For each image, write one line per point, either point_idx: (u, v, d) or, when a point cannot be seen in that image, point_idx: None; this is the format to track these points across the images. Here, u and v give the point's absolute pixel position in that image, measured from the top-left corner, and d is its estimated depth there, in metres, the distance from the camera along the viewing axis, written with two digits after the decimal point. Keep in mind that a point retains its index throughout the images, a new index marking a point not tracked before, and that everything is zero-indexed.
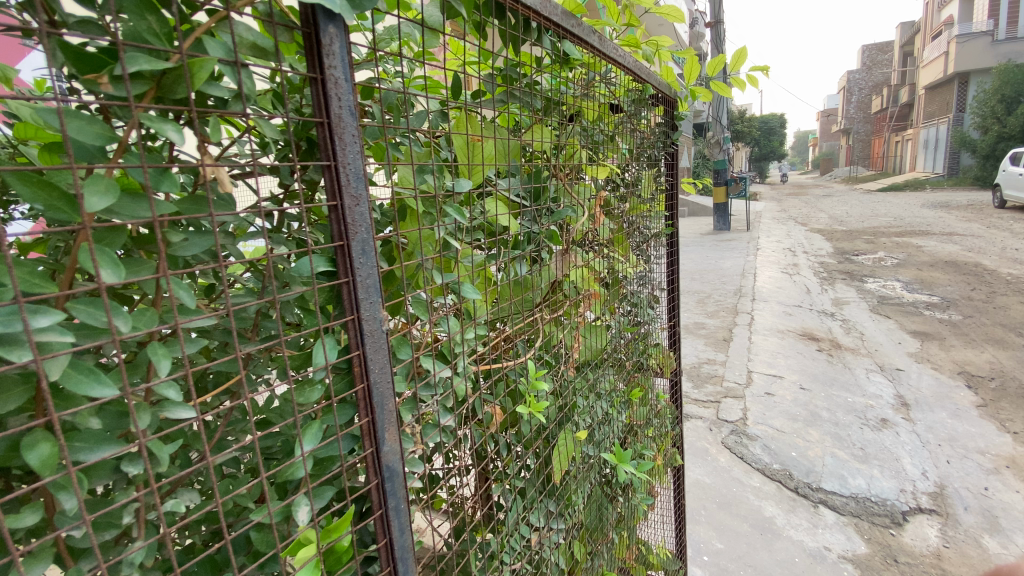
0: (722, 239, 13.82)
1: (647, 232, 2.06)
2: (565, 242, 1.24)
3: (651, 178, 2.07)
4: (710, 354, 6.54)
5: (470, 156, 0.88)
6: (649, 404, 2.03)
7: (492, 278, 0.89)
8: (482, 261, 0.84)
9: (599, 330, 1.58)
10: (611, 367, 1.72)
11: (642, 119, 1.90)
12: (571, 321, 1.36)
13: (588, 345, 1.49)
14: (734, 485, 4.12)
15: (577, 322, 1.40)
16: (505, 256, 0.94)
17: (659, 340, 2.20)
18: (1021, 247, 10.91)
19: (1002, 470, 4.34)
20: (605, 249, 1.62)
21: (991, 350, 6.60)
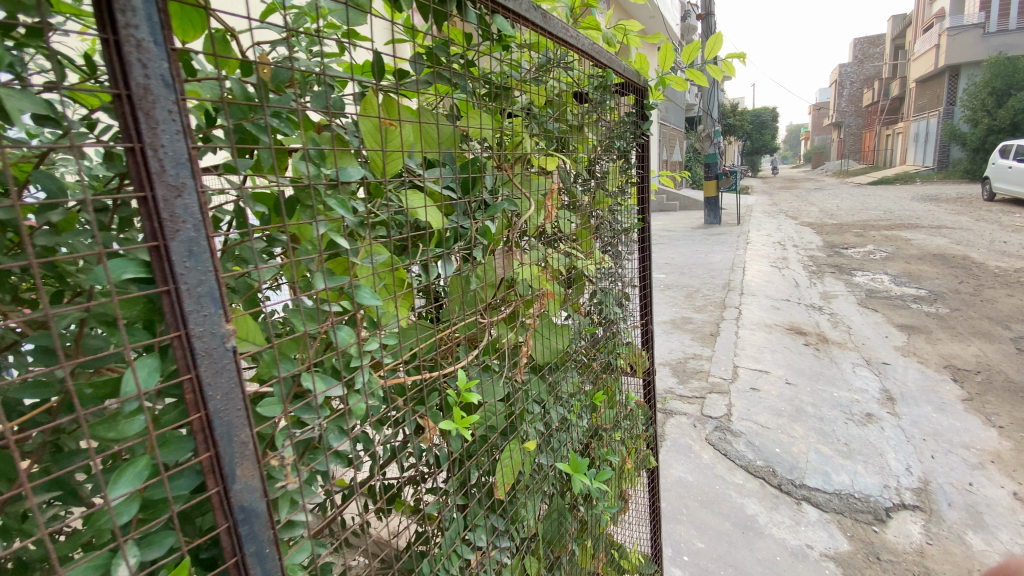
0: (713, 233, 13.77)
1: (615, 225, 1.99)
2: (509, 237, 1.13)
3: (621, 170, 2.00)
4: (697, 349, 6.49)
5: (382, 143, 0.77)
6: (618, 406, 1.94)
7: (407, 280, 0.79)
8: (390, 259, 0.73)
9: (559, 330, 1.49)
10: (574, 367, 1.63)
11: (607, 107, 1.81)
12: (520, 322, 1.26)
13: (543, 346, 1.40)
14: (717, 482, 4.06)
15: (529, 323, 1.30)
16: (428, 253, 0.83)
17: (629, 338, 2.12)
18: (1008, 240, 10.95)
19: (986, 464, 4.32)
20: (563, 245, 1.53)
21: (977, 344, 6.59)
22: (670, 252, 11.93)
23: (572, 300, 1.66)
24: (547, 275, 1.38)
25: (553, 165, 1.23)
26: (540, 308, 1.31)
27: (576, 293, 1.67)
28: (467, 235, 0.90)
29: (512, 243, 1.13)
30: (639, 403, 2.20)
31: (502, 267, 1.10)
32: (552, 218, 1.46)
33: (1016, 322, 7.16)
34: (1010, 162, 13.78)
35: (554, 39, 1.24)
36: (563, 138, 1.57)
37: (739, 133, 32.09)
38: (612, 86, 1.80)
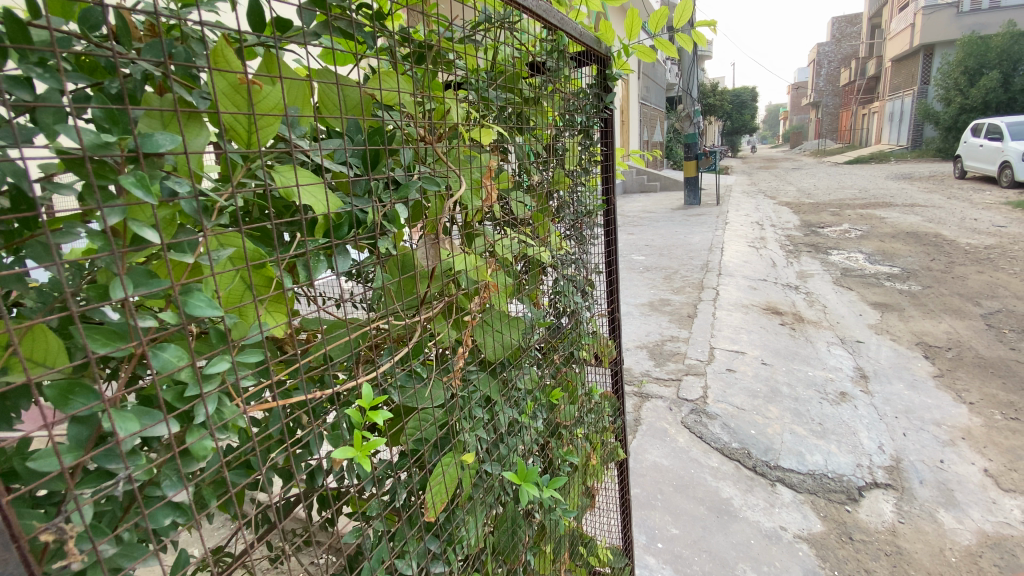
0: (692, 213, 13.71)
1: (578, 207, 1.85)
2: (435, 223, 0.98)
3: (583, 147, 1.85)
4: (674, 331, 6.44)
5: (244, 105, 0.63)
6: (579, 401, 1.82)
7: (277, 278, 0.62)
8: (242, 253, 0.58)
9: (512, 322, 1.36)
10: (532, 361, 1.51)
11: (565, 76, 1.65)
12: (456, 317, 1.11)
13: (493, 342, 1.26)
14: (692, 466, 4.01)
15: (469, 317, 1.15)
16: (312, 244, 0.66)
17: (594, 326, 2.00)
18: (978, 218, 11.13)
19: (957, 441, 4.35)
20: (510, 230, 1.39)
21: (948, 320, 6.66)
22: (649, 234, 11.84)
23: (531, 288, 1.53)
24: (494, 263, 1.24)
25: (489, 137, 1.08)
26: (482, 300, 1.17)
27: (534, 282, 1.53)
28: (371, 217, 0.73)
29: (439, 229, 0.98)
30: (605, 393, 2.09)
31: (423, 256, 0.95)
32: (497, 199, 1.33)
33: (985, 298, 7.26)
34: (981, 139, 13.96)
35: None
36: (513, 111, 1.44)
37: (718, 112, 32.04)
38: (568, 52, 1.65)
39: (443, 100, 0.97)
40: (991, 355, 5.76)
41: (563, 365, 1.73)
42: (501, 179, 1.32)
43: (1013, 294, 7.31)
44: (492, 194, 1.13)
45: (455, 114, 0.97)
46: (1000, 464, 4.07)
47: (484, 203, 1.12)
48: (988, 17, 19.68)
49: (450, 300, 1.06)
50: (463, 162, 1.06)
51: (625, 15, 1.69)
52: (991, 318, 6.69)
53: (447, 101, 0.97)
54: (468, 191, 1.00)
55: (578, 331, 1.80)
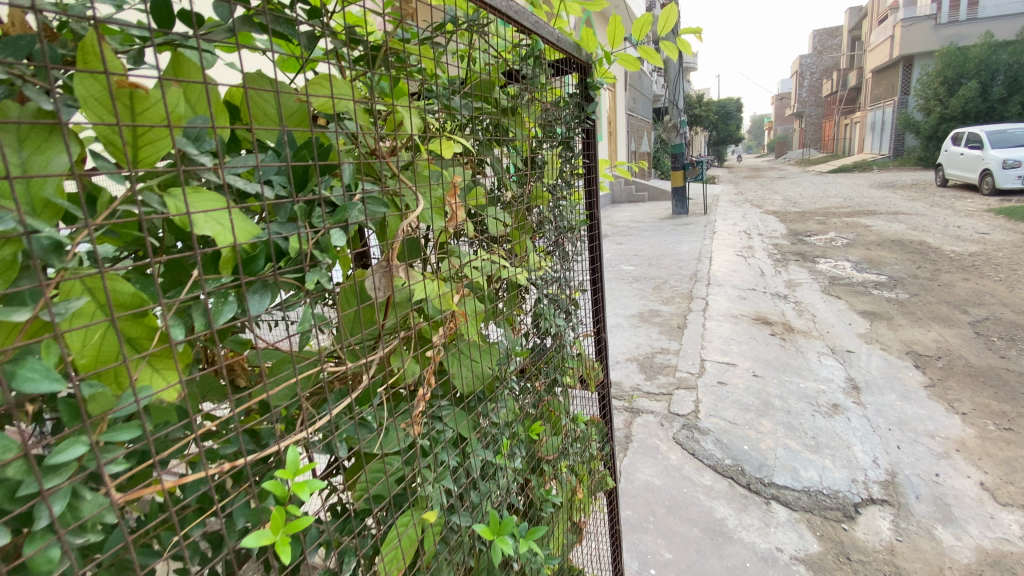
0: (680, 223, 13.71)
1: (560, 222, 1.74)
2: (388, 249, 0.86)
3: (564, 159, 1.75)
4: (664, 343, 6.34)
5: (130, 115, 0.52)
6: (564, 430, 1.69)
7: (161, 327, 0.51)
8: (104, 304, 0.47)
9: (488, 351, 1.23)
10: (512, 391, 1.39)
11: (543, 83, 1.55)
12: (416, 351, 0.98)
13: (465, 374, 1.14)
14: (685, 485, 3.89)
15: (433, 350, 1.02)
16: (218, 286, 0.54)
17: (579, 347, 1.88)
18: (961, 225, 11.22)
19: (952, 454, 4.27)
20: (483, 250, 1.27)
21: (937, 329, 6.64)
22: (638, 243, 11.79)
23: (510, 310, 1.40)
24: (464, 288, 1.11)
25: (451, 150, 0.96)
26: (448, 331, 1.05)
27: (512, 304, 1.40)
28: (291, 247, 0.61)
29: (394, 253, 0.85)
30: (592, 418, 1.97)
31: (372, 287, 0.82)
32: (468, 216, 1.21)
33: (972, 305, 7.26)
34: (962, 148, 14.16)
35: None
36: (486, 121, 1.34)
37: (704, 122, 32.37)
38: (546, 58, 1.54)
39: (395, 108, 0.85)
40: (982, 364, 5.72)
41: (545, 392, 1.61)
42: (473, 195, 1.20)
43: (999, 301, 7.32)
44: (456, 215, 1.01)
45: (409, 124, 0.86)
46: (996, 476, 3.99)
47: (448, 224, 1.00)
48: (965, 29, 20.10)
49: (411, 333, 0.94)
50: (423, 179, 0.95)
51: (608, 21, 1.59)
52: (979, 326, 6.68)
53: (400, 108, 0.85)
54: (424, 212, 0.87)
55: (563, 354, 1.68)
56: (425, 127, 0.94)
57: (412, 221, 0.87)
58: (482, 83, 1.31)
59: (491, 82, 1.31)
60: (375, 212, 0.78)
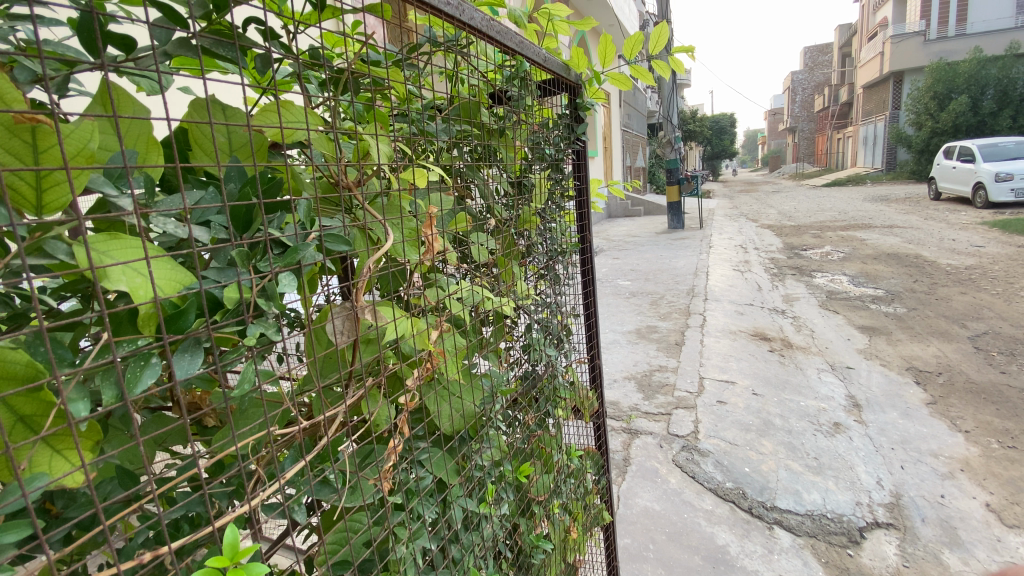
0: (676, 237, 13.69)
1: (550, 246, 1.67)
2: (354, 289, 0.79)
3: (554, 181, 1.68)
4: (662, 361, 6.25)
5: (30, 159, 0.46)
6: (556, 466, 1.60)
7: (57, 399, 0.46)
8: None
9: (473, 386, 1.15)
10: (499, 429, 1.30)
11: (530, 104, 1.49)
12: (389, 396, 0.90)
13: (448, 412, 1.06)
14: (685, 511, 3.77)
15: (408, 395, 0.94)
16: (130, 347, 0.48)
17: (573, 375, 1.80)
18: (956, 238, 11.23)
19: (956, 474, 4.17)
20: (466, 279, 1.19)
21: (936, 344, 6.57)
22: (634, 258, 11.75)
23: (499, 341, 1.33)
24: (444, 322, 1.03)
25: (425, 180, 0.89)
26: (425, 372, 0.96)
27: (500, 335, 1.32)
28: (227, 297, 0.54)
29: (361, 291, 0.78)
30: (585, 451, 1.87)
31: (333, 331, 0.74)
32: (451, 244, 1.14)
33: (971, 320, 7.20)
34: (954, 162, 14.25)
35: (425, 10, 0.92)
36: (470, 143, 1.28)
37: (698, 137, 32.64)
38: (532, 79, 1.48)
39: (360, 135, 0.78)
40: (983, 380, 5.64)
41: (537, 425, 1.53)
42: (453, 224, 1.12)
43: (997, 315, 7.27)
44: (433, 248, 0.94)
45: (380, 151, 0.77)
46: (1002, 497, 3.89)
47: (423, 257, 0.93)
48: (954, 45, 20.41)
49: (383, 375, 0.86)
50: (395, 212, 0.88)
51: (597, 40, 1.53)
52: (979, 340, 6.61)
53: (368, 133, 0.77)
54: (394, 245, 0.80)
55: (557, 383, 1.59)
56: (397, 153, 0.86)
57: (380, 256, 0.79)
58: (464, 106, 1.26)
59: (474, 104, 1.26)
60: (336, 250, 0.71)
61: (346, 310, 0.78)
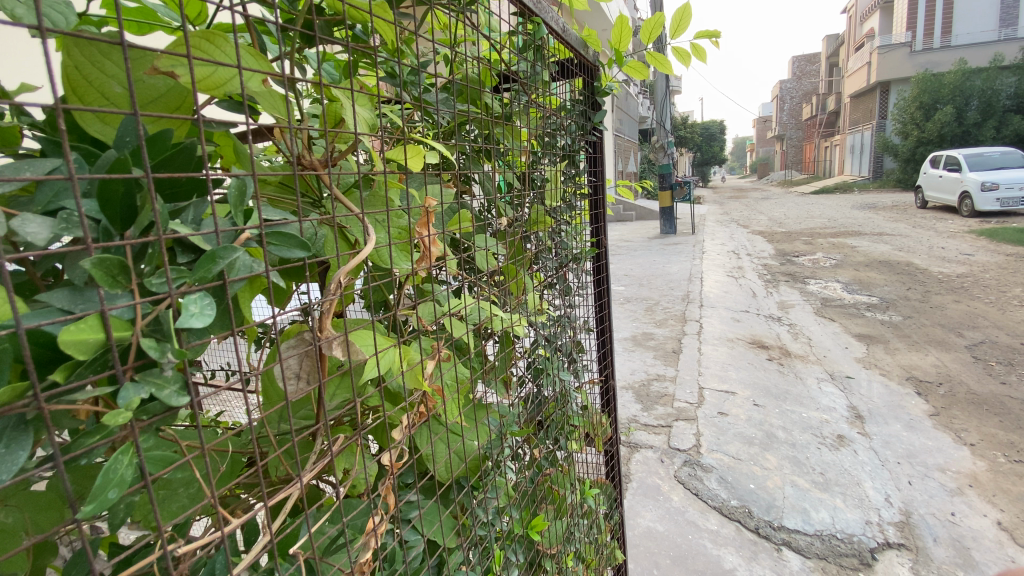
0: (669, 242, 13.56)
1: (561, 252, 1.46)
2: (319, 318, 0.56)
3: (567, 176, 1.47)
4: (660, 370, 6.05)
5: None
6: (568, 511, 1.38)
7: None
8: None
9: (476, 424, 0.95)
10: (507, 473, 1.10)
11: (543, 83, 1.27)
12: (365, 457, 0.69)
13: (445, 456, 0.86)
14: (690, 531, 3.55)
15: (394, 453, 0.72)
16: None
17: (585, 396, 1.59)
18: (946, 246, 11.19)
19: (966, 490, 3.97)
20: (468, 293, 0.98)
21: (934, 353, 6.43)
22: (627, 263, 11.60)
23: (506, 364, 1.12)
24: (443, 349, 0.81)
25: (420, 160, 0.65)
26: (418, 418, 0.75)
27: (508, 361, 1.10)
28: (76, 343, 0.34)
29: (328, 317, 0.55)
30: (595, 482, 1.67)
31: (283, 375, 0.50)
32: (453, 250, 0.92)
33: (967, 329, 7.08)
34: (941, 170, 14.30)
35: None
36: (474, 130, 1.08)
37: (689, 143, 32.78)
38: (548, 53, 1.28)
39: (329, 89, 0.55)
40: (984, 391, 5.49)
41: (550, 460, 1.32)
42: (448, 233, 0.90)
43: (993, 324, 7.16)
44: (431, 256, 0.73)
45: (357, 115, 0.54)
46: (1014, 515, 3.69)
47: (415, 267, 0.71)
48: (940, 56, 20.61)
49: (358, 430, 0.65)
50: (378, 204, 0.66)
51: (618, 21, 1.31)
52: (976, 350, 6.48)
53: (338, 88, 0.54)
54: (374, 252, 0.57)
55: (572, 410, 1.38)
56: (380, 124, 0.62)
57: (358, 265, 0.56)
58: (467, 85, 1.07)
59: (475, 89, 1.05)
60: (287, 255, 0.48)
61: (300, 346, 0.54)
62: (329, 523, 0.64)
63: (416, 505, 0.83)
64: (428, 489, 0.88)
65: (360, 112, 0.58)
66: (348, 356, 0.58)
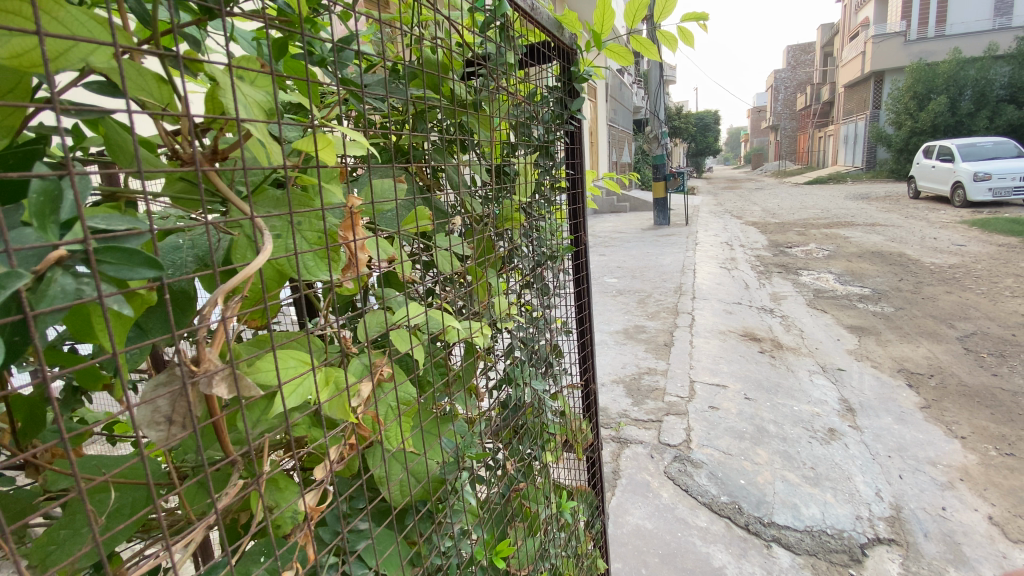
0: (662, 234, 13.46)
1: (537, 250, 1.38)
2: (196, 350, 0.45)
3: (542, 169, 1.38)
4: (651, 363, 6.00)
5: None
6: (542, 527, 1.31)
7: None
8: None
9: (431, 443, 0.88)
10: (473, 492, 1.03)
11: (512, 69, 1.19)
12: (284, 500, 0.61)
13: (400, 478, 0.78)
14: (679, 529, 3.50)
15: (317, 491, 0.64)
16: None
17: (564, 402, 1.52)
18: (938, 237, 11.17)
19: (956, 484, 3.93)
20: (425, 300, 0.90)
21: (926, 345, 6.40)
22: (620, 255, 11.51)
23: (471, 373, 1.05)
24: (383, 368, 0.72)
25: (332, 151, 0.54)
26: (349, 449, 0.67)
27: (473, 372, 1.02)
28: None
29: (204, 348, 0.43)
30: (575, 489, 1.61)
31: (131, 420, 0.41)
32: (400, 256, 0.85)
33: (958, 320, 7.06)
34: (934, 161, 14.26)
35: None
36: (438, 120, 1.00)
37: (684, 134, 32.56)
38: (517, 34, 1.19)
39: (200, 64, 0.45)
40: (975, 383, 5.46)
41: (523, 473, 1.25)
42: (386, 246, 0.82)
43: (984, 315, 7.13)
44: (359, 265, 0.64)
45: (235, 94, 0.44)
46: (1005, 509, 3.65)
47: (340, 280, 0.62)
48: (934, 46, 20.53)
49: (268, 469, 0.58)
50: (289, 203, 0.57)
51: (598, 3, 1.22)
52: (968, 341, 6.46)
53: (209, 62, 0.44)
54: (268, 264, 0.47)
55: (550, 419, 1.31)
56: (274, 106, 0.51)
57: (245, 278, 0.45)
58: (429, 71, 1.01)
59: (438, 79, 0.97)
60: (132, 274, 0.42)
61: (170, 384, 0.43)
62: (234, 574, 0.58)
63: (365, 534, 0.77)
64: (378, 515, 0.81)
65: (250, 94, 0.48)
66: (237, 392, 0.47)
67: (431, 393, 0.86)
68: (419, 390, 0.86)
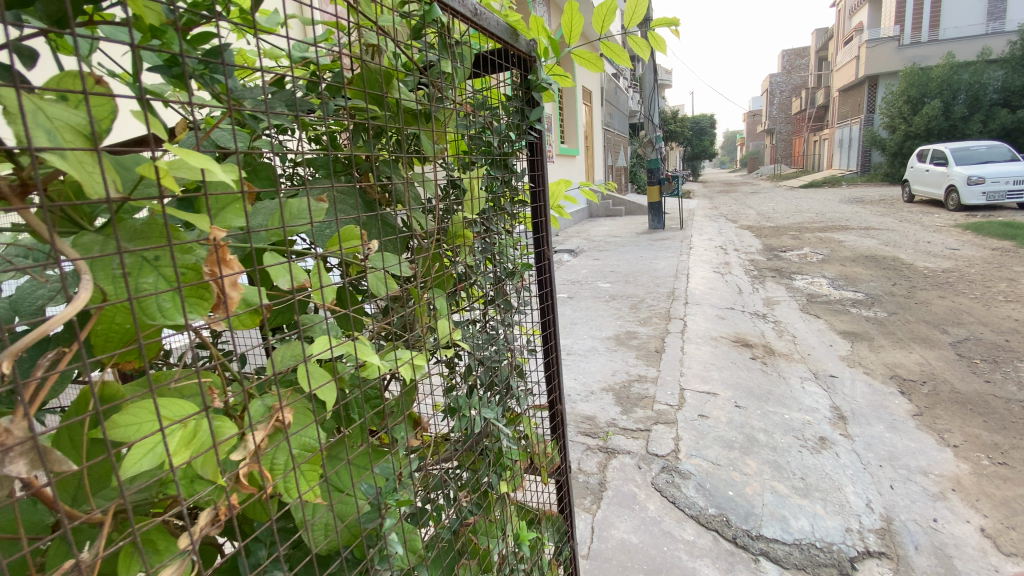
0: (657, 238, 13.40)
1: (495, 267, 1.33)
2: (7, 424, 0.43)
3: (498, 182, 1.32)
4: (641, 370, 5.92)
5: None
6: (495, 562, 1.25)
7: None
8: None
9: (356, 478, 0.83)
10: (417, 530, 0.97)
11: (460, 78, 1.14)
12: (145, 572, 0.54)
13: (321, 519, 0.73)
14: (665, 543, 3.40)
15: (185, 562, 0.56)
16: None
17: (527, 425, 1.46)
18: (932, 240, 11.16)
19: (948, 494, 3.85)
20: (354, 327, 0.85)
21: (919, 350, 6.35)
22: (614, 259, 11.44)
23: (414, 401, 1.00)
24: (281, 413, 0.66)
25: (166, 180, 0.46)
26: (226, 512, 0.59)
27: (413, 400, 0.96)
28: None
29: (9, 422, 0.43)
30: (540, 515, 1.55)
31: None
32: (323, 280, 0.81)
33: (952, 325, 7.01)
34: (928, 165, 14.28)
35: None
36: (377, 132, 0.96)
37: (681, 137, 32.60)
38: (462, 42, 1.14)
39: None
40: (968, 389, 5.40)
41: (478, 504, 1.20)
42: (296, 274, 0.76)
43: (977, 320, 7.09)
44: (230, 304, 0.57)
45: (26, 122, 0.40)
46: (997, 521, 3.57)
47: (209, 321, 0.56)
48: (927, 50, 20.63)
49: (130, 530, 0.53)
50: (150, 237, 0.52)
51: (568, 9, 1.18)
52: (961, 347, 6.40)
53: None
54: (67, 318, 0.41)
55: (509, 445, 1.25)
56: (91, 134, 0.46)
57: (40, 337, 0.41)
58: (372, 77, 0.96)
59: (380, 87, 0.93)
60: None
61: None
62: None
63: None
64: (297, 559, 0.76)
65: (60, 117, 0.44)
66: (45, 470, 0.45)
67: (354, 427, 0.80)
68: (342, 425, 0.80)
